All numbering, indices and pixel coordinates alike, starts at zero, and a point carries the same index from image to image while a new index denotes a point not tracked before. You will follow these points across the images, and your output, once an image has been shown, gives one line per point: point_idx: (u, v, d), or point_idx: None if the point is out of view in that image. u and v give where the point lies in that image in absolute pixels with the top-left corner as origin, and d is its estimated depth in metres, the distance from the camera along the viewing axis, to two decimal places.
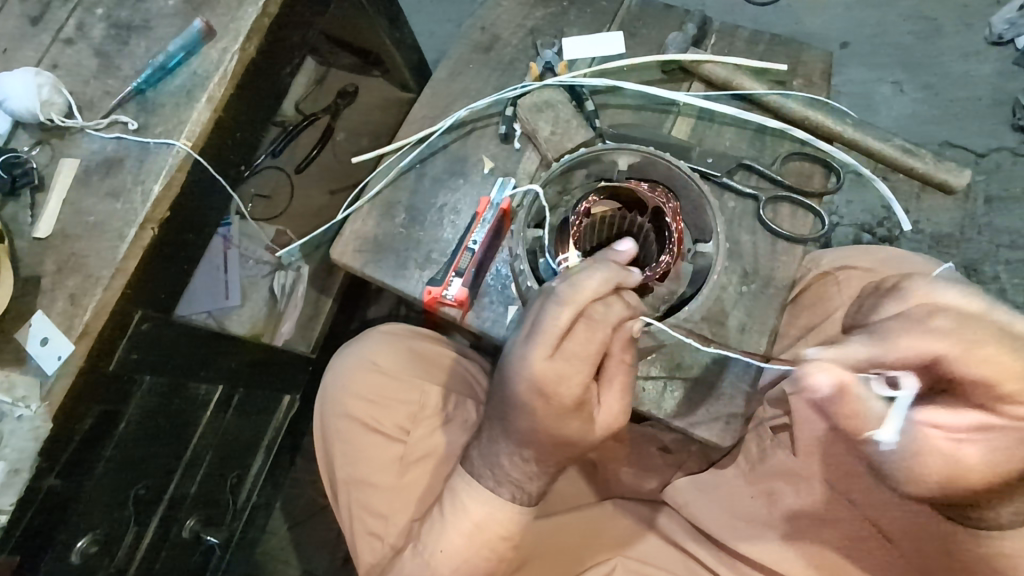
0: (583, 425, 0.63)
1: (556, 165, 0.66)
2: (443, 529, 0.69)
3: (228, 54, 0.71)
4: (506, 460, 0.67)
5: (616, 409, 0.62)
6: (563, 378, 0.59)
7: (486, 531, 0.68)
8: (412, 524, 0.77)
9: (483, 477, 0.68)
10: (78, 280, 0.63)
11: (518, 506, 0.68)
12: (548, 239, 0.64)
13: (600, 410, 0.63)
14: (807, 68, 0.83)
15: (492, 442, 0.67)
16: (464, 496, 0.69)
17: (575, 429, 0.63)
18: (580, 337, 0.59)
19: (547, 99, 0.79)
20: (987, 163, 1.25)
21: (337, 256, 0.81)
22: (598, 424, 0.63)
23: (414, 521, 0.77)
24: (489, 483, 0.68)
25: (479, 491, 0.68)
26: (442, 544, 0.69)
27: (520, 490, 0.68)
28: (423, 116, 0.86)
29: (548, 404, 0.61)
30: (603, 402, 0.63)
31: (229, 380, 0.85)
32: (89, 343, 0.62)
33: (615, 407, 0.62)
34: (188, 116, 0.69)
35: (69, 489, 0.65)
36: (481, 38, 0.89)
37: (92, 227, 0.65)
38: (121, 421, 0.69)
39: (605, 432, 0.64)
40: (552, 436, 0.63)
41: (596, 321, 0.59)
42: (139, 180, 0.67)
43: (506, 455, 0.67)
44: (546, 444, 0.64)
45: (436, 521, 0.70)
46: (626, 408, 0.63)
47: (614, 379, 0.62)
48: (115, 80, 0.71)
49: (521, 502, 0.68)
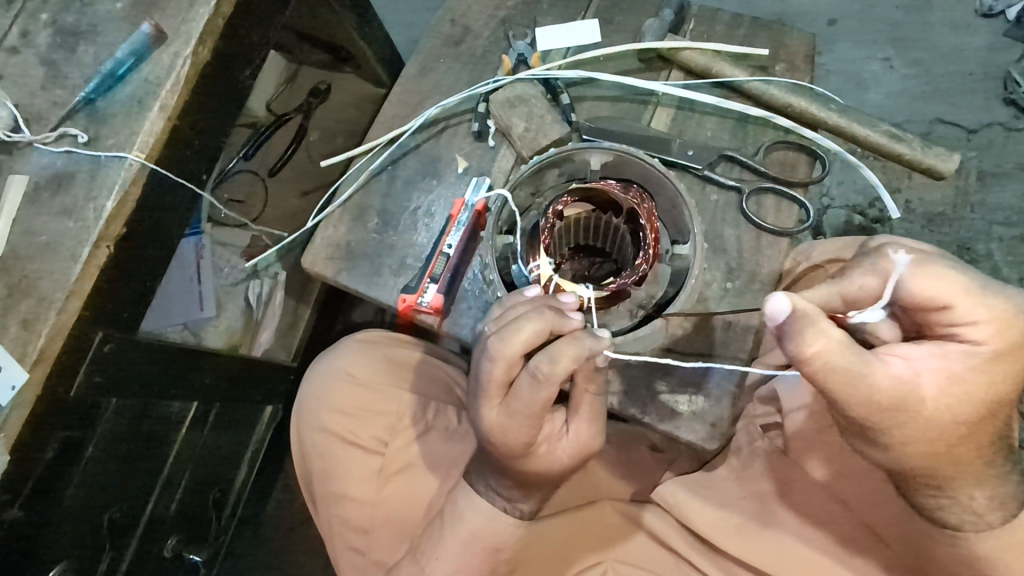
0: (550, 458, 0.59)
1: (523, 169, 0.61)
2: (441, 539, 0.67)
3: (180, 58, 0.68)
4: (494, 480, 0.66)
5: (585, 435, 0.59)
6: (512, 429, 0.55)
7: (482, 538, 0.67)
8: (406, 542, 0.74)
9: (481, 490, 0.67)
10: (31, 304, 0.60)
11: (513, 520, 0.67)
12: (519, 244, 0.60)
13: (568, 437, 0.59)
14: (790, 52, 0.80)
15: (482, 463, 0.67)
16: (463, 505, 0.67)
17: (544, 461, 0.60)
18: (522, 392, 0.53)
19: (521, 93, 0.76)
20: (979, 139, 1.22)
21: (309, 265, 0.78)
22: (568, 453, 0.59)
23: (405, 538, 0.74)
24: (484, 496, 0.67)
25: (480, 504, 0.66)
26: (438, 551, 0.67)
27: (514, 504, 0.67)
28: (394, 115, 0.83)
29: (504, 447, 0.57)
30: (571, 427, 0.59)
31: (204, 397, 0.83)
32: (46, 368, 0.60)
33: (584, 434, 0.59)
34: (141, 127, 0.66)
35: (36, 519, 0.63)
36: (452, 31, 0.85)
37: (44, 248, 0.62)
38: (89, 445, 0.67)
39: (576, 463, 0.60)
40: (518, 470, 0.61)
41: (539, 377, 0.52)
42: (91, 197, 0.64)
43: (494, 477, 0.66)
44: (519, 472, 0.62)
45: (434, 530, 0.68)
46: (598, 433, 0.59)
47: (583, 409, 0.58)
48: (62, 90, 0.68)
49: (515, 516, 0.67)
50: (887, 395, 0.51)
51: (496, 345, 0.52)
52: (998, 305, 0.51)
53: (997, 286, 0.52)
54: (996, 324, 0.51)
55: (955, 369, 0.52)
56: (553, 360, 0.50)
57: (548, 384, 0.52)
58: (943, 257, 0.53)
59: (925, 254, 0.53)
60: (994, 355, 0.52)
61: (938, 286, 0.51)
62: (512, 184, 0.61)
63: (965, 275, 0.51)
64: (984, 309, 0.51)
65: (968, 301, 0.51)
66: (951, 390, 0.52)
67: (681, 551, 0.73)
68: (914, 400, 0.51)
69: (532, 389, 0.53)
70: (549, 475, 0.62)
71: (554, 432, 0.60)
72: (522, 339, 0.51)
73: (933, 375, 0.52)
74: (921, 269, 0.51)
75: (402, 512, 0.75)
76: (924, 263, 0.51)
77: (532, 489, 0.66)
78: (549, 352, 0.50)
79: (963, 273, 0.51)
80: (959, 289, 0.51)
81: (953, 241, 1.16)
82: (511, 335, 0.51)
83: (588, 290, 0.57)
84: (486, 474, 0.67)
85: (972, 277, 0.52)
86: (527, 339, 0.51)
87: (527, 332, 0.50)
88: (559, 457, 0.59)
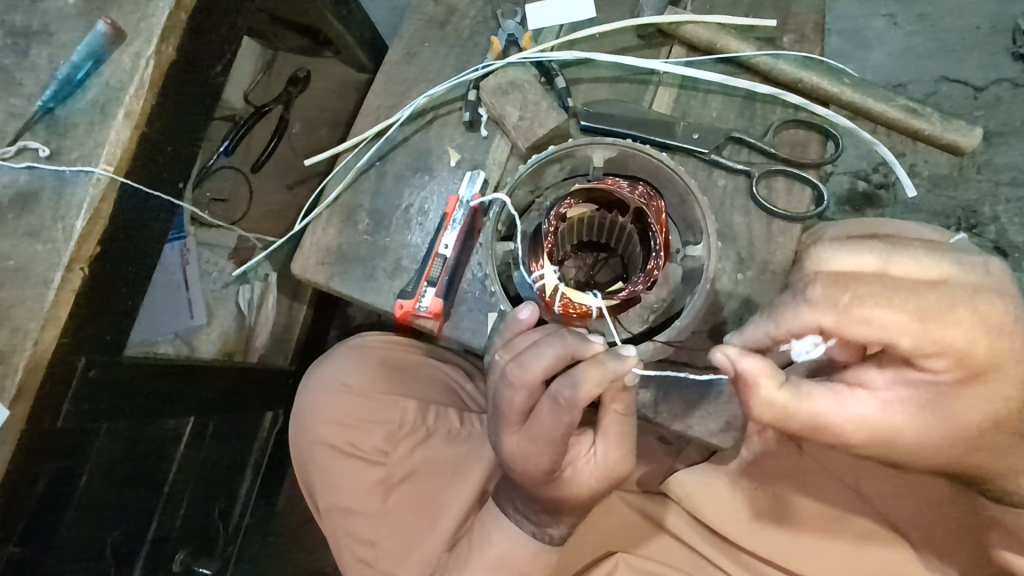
0: (576, 481, 0.57)
1: (522, 168, 0.57)
2: (468, 561, 0.66)
3: (142, 59, 0.62)
4: (520, 507, 0.64)
5: (614, 458, 0.55)
6: (533, 456, 0.53)
7: (509, 565, 0.65)
8: (428, 560, 0.73)
9: (509, 512, 0.65)
10: (4, 335, 0.56)
11: (544, 545, 0.64)
12: (521, 250, 0.56)
13: (596, 460, 0.56)
14: (799, 21, 0.75)
15: (509, 489, 0.65)
16: (491, 528, 0.65)
17: (572, 485, 0.56)
18: (543, 417, 0.51)
19: (513, 79, 0.71)
20: (986, 97, 1.17)
21: (298, 271, 0.74)
22: (598, 478, 0.56)
23: (426, 555, 0.73)
24: (511, 519, 0.64)
25: (505, 525, 0.64)
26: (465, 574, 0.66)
27: (543, 529, 0.63)
28: (379, 106, 0.78)
29: (523, 470, 0.55)
30: (598, 449, 0.56)
31: (201, 411, 0.80)
32: (27, 403, 0.56)
33: (612, 456, 0.55)
34: (106, 137, 0.61)
35: (35, 555, 0.61)
36: (436, 11, 0.79)
37: (13, 273, 0.58)
38: (83, 474, 0.64)
39: (607, 484, 0.57)
40: (547, 498, 0.58)
41: (561, 401, 0.49)
42: (58, 216, 0.60)
43: (521, 504, 0.64)
44: (551, 502, 0.59)
45: (463, 552, 0.68)
46: (629, 456, 0.55)
47: (611, 429, 0.55)
48: (18, 99, 0.62)
49: (545, 542, 0.64)
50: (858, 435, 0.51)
51: (513, 377, 0.50)
52: (949, 333, 0.45)
53: (946, 299, 0.46)
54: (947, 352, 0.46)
55: (940, 388, 0.49)
56: (574, 385, 0.47)
57: (569, 408, 0.49)
58: (874, 283, 0.47)
59: (857, 286, 0.47)
60: (971, 372, 0.47)
61: (870, 329, 0.46)
62: (508, 186, 0.57)
63: (906, 311, 0.45)
64: (932, 342, 0.46)
65: (911, 337, 0.46)
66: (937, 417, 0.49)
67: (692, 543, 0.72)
68: (892, 434, 0.51)
69: (554, 413, 0.50)
70: (581, 501, 0.58)
71: (581, 455, 0.57)
72: (544, 364, 0.48)
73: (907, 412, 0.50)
74: (851, 311, 0.46)
75: (409, 520, 0.74)
76: (857, 306, 0.46)
77: (561, 514, 0.61)
78: (570, 376, 0.47)
79: (905, 309, 0.45)
80: (897, 330, 0.46)
81: (959, 205, 1.12)
82: (533, 361, 0.48)
83: (597, 299, 0.53)
84: (513, 495, 0.64)
85: (916, 308, 0.45)
86: (544, 365, 0.48)
87: (548, 356, 0.48)
88: (587, 481, 0.56)
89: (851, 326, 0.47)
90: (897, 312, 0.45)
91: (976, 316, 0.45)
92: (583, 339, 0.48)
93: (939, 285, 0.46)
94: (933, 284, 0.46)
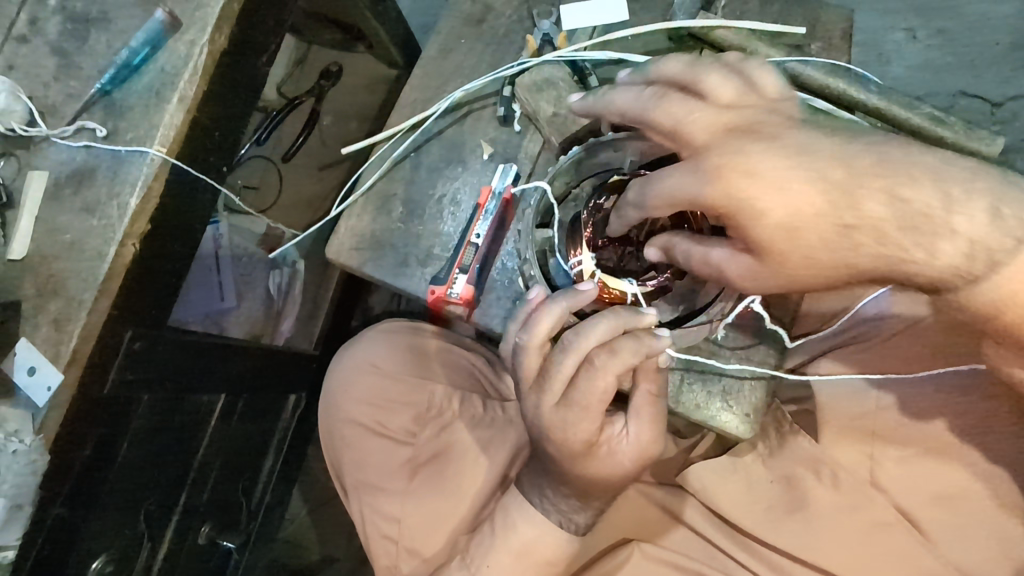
0: (610, 463, 0.59)
1: (563, 158, 0.62)
2: (491, 547, 0.68)
3: (197, 47, 0.65)
4: (550, 492, 0.65)
5: (646, 440, 0.57)
6: (570, 431, 0.56)
7: (534, 551, 0.67)
8: (453, 542, 0.75)
9: (536, 501, 0.66)
10: (60, 304, 0.60)
11: (569, 534, 0.67)
12: (559, 238, 0.62)
13: (628, 442, 0.58)
14: (827, 29, 0.77)
15: (536, 478, 0.66)
16: (515, 515, 0.68)
17: (604, 466, 0.59)
18: (582, 392, 0.54)
19: (548, 76, 0.73)
20: (1003, 114, 1.19)
21: (333, 255, 0.76)
22: (629, 458, 0.58)
23: (455, 537, 0.75)
24: (538, 507, 0.66)
25: (531, 513, 0.67)
26: (488, 561, 0.68)
27: (568, 517, 0.66)
28: (415, 99, 0.80)
29: (559, 446, 0.58)
30: (629, 432, 0.58)
31: (232, 388, 0.82)
32: (79, 370, 0.59)
33: (645, 438, 0.57)
34: (161, 119, 0.64)
35: (75, 516, 0.64)
36: (473, 10, 0.82)
37: (70, 246, 0.61)
38: (124, 441, 0.67)
39: (637, 466, 0.59)
40: (579, 477, 0.61)
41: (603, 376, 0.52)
42: (114, 193, 0.62)
43: (548, 489, 0.65)
44: (579, 484, 0.62)
45: (484, 539, 0.69)
46: (659, 439, 0.58)
47: (643, 411, 0.57)
48: (77, 81, 0.65)
49: (569, 530, 0.67)
50: (732, 272, 0.53)
51: (564, 348, 0.53)
52: (769, 156, 0.48)
53: (737, 143, 0.50)
54: (740, 172, 0.49)
55: (763, 197, 0.48)
56: (614, 356, 0.52)
57: (603, 381, 0.53)
58: (667, 179, 0.52)
59: (659, 175, 0.53)
60: (747, 173, 0.48)
61: (682, 183, 0.51)
62: (550, 175, 0.63)
63: (699, 168, 0.50)
64: (768, 170, 0.48)
65: (716, 190, 0.49)
66: (753, 220, 0.49)
67: (706, 536, 0.72)
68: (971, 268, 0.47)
69: (590, 385, 0.53)
70: (610, 482, 0.61)
71: (614, 435, 0.58)
72: (597, 337, 0.52)
73: (739, 234, 0.51)
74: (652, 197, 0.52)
75: (433, 500, 0.76)
76: (652, 184, 0.53)
77: (590, 499, 0.64)
78: (612, 348, 0.52)
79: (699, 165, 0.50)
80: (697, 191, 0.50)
81: None
82: (585, 334, 0.52)
83: (631, 285, 0.61)
84: (540, 484, 0.66)
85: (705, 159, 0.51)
86: (598, 337, 0.52)
87: (603, 330, 0.52)
88: (619, 462, 0.58)
89: (662, 198, 0.52)
90: (686, 182, 0.50)
91: (754, 146, 0.49)
92: (632, 310, 0.53)
93: (712, 136, 0.52)
94: (730, 135, 0.51)
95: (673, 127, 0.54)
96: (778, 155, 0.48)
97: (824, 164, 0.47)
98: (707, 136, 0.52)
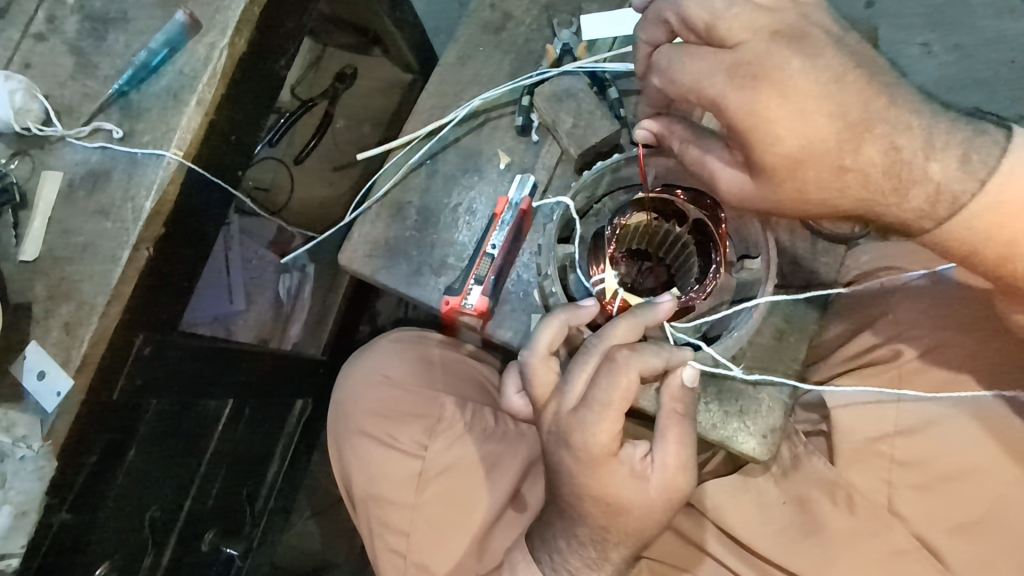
0: (634, 500, 0.56)
1: (587, 173, 0.64)
2: None
3: (217, 49, 0.64)
4: (563, 545, 0.63)
5: (671, 464, 0.55)
6: (592, 459, 0.54)
7: None
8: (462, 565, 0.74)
9: (544, 560, 0.65)
10: (72, 309, 0.59)
11: None
12: (581, 255, 0.64)
13: (654, 470, 0.55)
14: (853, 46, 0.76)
15: (548, 525, 0.64)
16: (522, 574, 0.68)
17: (626, 488, 0.55)
18: (605, 411, 0.53)
19: (567, 87, 0.72)
20: None
21: (346, 263, 0.75)
22: (654, 485, 0.55)
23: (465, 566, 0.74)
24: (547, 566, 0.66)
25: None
26: None
27: None
28: (432, 106, 0.79)
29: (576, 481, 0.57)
30: (655, 458, 0.55)
31: (240, 393, 0.81)
32: (89, 375, 0.58)
33: (671, 463, 0.55)
34: (178, 123, 0.63)
35: (81, 522, 0.63)
36: (492, 17, 0.81)
37: (83, 249, 0.60)
38: (131, 447, 0.66)
39: (664, 498, 0.56)
40: (597, 518, 0.58)
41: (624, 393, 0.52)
42: (129, 195, 0.61)
43: (563, 540, 0.63)
44: (597, 517, 0.58)
45: None
46: (685, 463, 0.55)
47: (669, 433, 0.55)
48: (94, 81, 0.65)
49: None
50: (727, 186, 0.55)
51: (586, 349, 0.54)
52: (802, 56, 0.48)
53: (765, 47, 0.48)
54: (778, 77, 0.48)
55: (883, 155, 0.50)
56: (642, 358, 0.52)
57: (626, 378, 0.51)
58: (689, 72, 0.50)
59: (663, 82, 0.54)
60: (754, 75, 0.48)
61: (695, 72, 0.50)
62: (572, 191, 0.64)
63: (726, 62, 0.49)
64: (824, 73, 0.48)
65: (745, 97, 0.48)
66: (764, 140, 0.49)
67: (717, 557, 0.71)
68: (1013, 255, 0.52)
69: (609, 389, 0.52)
70: (631, 523, 0.58)
71: (638, 461, 0.56)
72: (619, 338, 0.54)
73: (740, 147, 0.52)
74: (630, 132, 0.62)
75: (443, 513, 0.75)
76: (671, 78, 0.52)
77: (608, 549, 0.61)
78: (638, 350, 0.52)
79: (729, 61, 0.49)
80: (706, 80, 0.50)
81: None
82: (606, 335, 0.54)
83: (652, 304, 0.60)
84: (552, 533, 0.64)
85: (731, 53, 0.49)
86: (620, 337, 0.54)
87: (625, 329, 0.54)
88: (644, 491, 0.55)
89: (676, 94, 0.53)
90: (703, 69, 0.50)
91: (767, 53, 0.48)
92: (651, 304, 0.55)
93: (751, 36, 0.49)
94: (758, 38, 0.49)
95: (708, 23, 0.50)
96: (807, 68, 0.48)
97: (843, 93, 0.48)
98: (744, 31, 0.49)
